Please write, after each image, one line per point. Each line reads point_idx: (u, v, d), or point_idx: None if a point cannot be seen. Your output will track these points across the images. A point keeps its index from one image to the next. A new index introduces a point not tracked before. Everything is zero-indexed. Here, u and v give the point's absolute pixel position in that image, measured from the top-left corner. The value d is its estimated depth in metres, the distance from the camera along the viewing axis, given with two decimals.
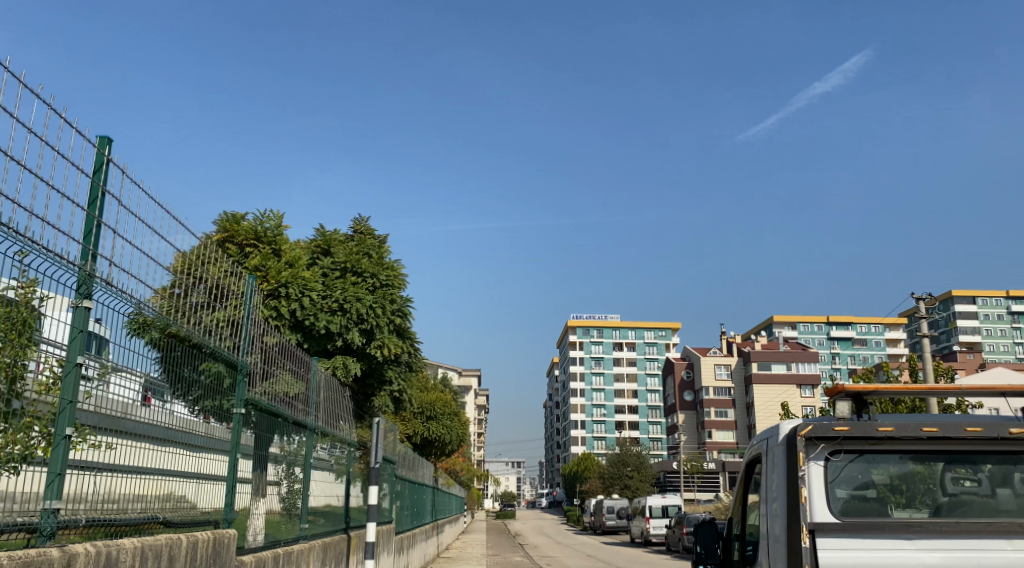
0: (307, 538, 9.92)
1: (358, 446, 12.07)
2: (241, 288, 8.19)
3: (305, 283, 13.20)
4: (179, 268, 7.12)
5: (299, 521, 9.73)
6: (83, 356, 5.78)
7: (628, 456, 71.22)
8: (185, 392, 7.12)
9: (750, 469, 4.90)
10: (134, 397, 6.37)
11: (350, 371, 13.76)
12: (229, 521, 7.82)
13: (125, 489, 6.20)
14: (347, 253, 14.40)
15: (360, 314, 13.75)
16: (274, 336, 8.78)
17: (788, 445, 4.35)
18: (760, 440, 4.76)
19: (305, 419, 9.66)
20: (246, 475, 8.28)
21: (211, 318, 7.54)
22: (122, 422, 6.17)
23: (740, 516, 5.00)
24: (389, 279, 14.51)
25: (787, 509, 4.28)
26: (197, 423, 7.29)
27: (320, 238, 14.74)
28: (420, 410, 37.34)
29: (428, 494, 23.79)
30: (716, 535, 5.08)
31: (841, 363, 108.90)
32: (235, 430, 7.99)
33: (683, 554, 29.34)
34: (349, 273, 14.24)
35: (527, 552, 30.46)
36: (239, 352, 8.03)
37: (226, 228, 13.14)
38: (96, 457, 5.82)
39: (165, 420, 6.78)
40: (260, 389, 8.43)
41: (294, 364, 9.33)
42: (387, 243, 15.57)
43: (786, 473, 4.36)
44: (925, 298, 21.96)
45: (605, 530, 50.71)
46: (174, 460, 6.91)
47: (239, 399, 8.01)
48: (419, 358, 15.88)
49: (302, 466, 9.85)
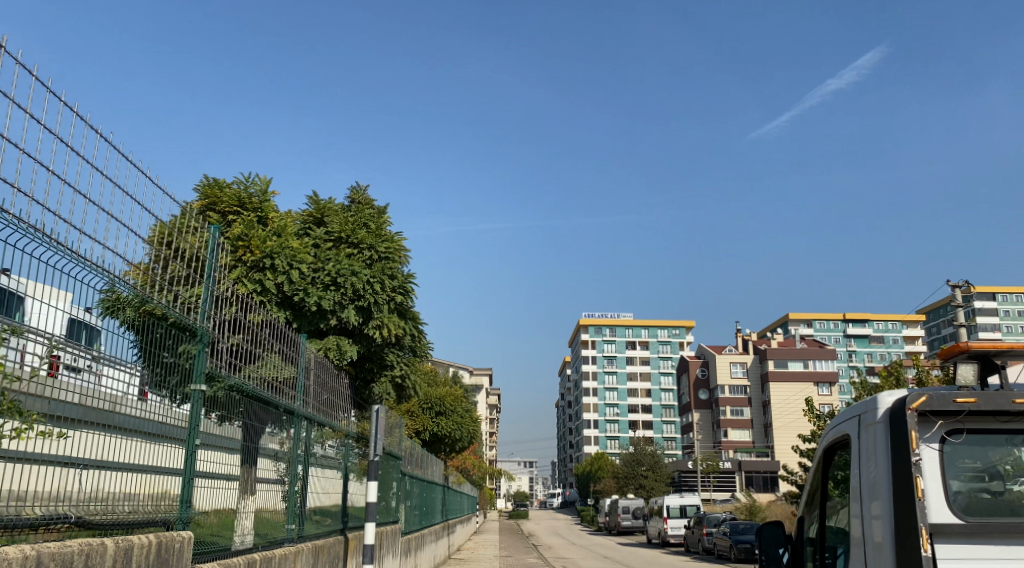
0: (293, 540, 8.82)
1: (358, 438, 11.19)
2: (211, 247, 7.16)
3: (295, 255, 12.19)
4: (156, 238, 6.31)
5: (285, 521, 8.64)
6: (67, 345, 5.30)
7: (642, 456, 70.03)
8: (166, 379, 6.35)
9: (834, 454, 3.98)
10: (125, 388, 5.85)
11: (345, 353, 12.95)
12: (184, 523, 6.58)
13: (115, 486, 5.67)
14: (342, 223, 13.69)
15: (356, 290, 13.02)
16: (254, 306, 7.75)
17: (893, 422, 3.44)
18: (849, 420, 3.84)
19: (294, 407, 8.74)
20: (232, 469, 7.45)
21: (188, 293, 6.69)
22: (111, 416, 5.65)
23: (818, 514, 4.11)
24: (388, 251, 13.71)
25: (893, 508, 3.35)
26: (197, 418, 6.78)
27: (314, 208, 14.02)
28: (429, 406, 36.61)
29: (437, 493, 22.99)
30: (781, 537, 4.18)
31: (859, 360, 107.61)
32: (195, 410, 6.75)
33: (702, 556, 28.41)
34: (344, 244, 13.52)
35: (540, 552, 29.58)
36: (206, 319, 6.95)
37: (207, 196, 12.09)
38: (80, 452, 5.30)
39: (159, 414, 6.26)
40: (235, 367, 7.36)
41: (283, 344, 8.44)
42: (387, 213, 14.67)
43: (889, 459, 3.45)
44: (961, 286, 20.86)
45: (620, 531, 49.72)
46: (162, 457, 6.27)
47: (197, 372, 6.80)
48: (424, 344, 15.11)
49: (295, 457, 8.95)
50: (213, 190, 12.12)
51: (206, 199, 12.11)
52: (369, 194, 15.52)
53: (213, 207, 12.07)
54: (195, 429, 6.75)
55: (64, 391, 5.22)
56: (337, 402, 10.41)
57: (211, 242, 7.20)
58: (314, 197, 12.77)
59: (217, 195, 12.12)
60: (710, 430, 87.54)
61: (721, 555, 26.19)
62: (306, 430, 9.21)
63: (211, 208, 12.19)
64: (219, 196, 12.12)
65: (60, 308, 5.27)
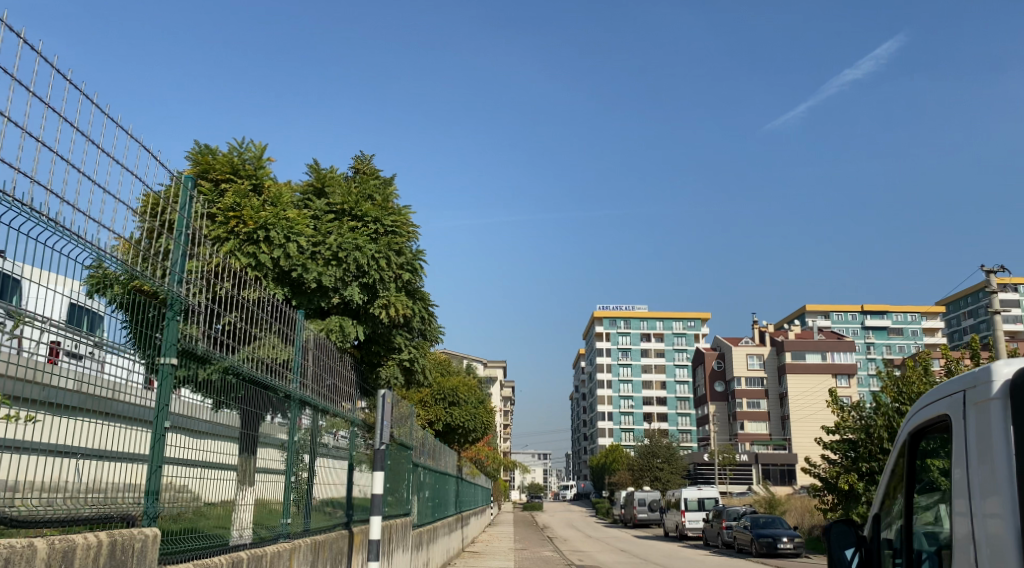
0: (289, 536, 8.11)
1: (363, 425, 10.62)
2: (183, 200, 6.37)
3: (293, 227, 11.71)
4: (143, 208, 5.71)
5: (281, 514, 7.96)
6: (69, 333, 4.92)
7: (658, 448, 69.45)
8: (158, 364, 5.84)
9: (929, 434, 3.38)
10: (126, 376, 5.47)
11: (348, 333, 12.51)
12: (151, 520, 5.69)
13: (116, 477, 5.33)
14: (344, 194, 13.11)
15: (361, 266, 12.44)
16: (247, 281, 7.07)
17: (1012, 399, 2.82)
18: (952, 395, 3.21)
19: (294, 391, 8.13)
20: (229, 459, 6.90)
21: (180, 270, 6.16)
22: (110, 404, 5.27)
23: (906, 506, 3.53)
24: (395, 225, 13.15)
25: (1016, 505, 2.73)
26: (201, 408, 6.41)
27: (315, 179, 13.46)
28: (442, 395, 36.26)
29: (451, 485, 22.46)
30: (855, 536, 3.58)
31: (877, 352, 106.47)
32: (164, 387, 5.90)
33: (721, 550, 27.82)
34: (348, 217, 12.99)
35: (555, 546, 29.03)
36: (181, 280, 6.15)
37: (199, 164, 11.69)
38: (81, 441, 4.93)
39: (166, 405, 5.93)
40: (217, 339, 6.59)
41: (280, 324, 7.81)
42: (392, 184, 14.15)
43: (1006, 444, 2.82)
44: (995, 274, 20.23)
45: (636, 524, 49.20)
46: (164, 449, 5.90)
47: (168, 344, 5.96)
48: (433, 326, 14.65)
49: (296, 446, 8.36)
50: (206, 158, 11.71)
51: (199, 166, 11.73)
52: (374, 164, 14.98)
53: (206, 174, 11.69)
54: (164, 408, 5.91)
55: (63, 378, 4.83)
56: (341, 389, 9.78)
57: (181, 192, 6.39)
58: (313, 166, 12.26)
59: (210, 162, 11.73)
60: (726, 423, 86.72)
61: (741, 549, 25.66)
62: (307, 418, 8.64)
63: (203, 175, 11.79)
64: (211, 163, 11.72)
65: (62, 291, 4.89)
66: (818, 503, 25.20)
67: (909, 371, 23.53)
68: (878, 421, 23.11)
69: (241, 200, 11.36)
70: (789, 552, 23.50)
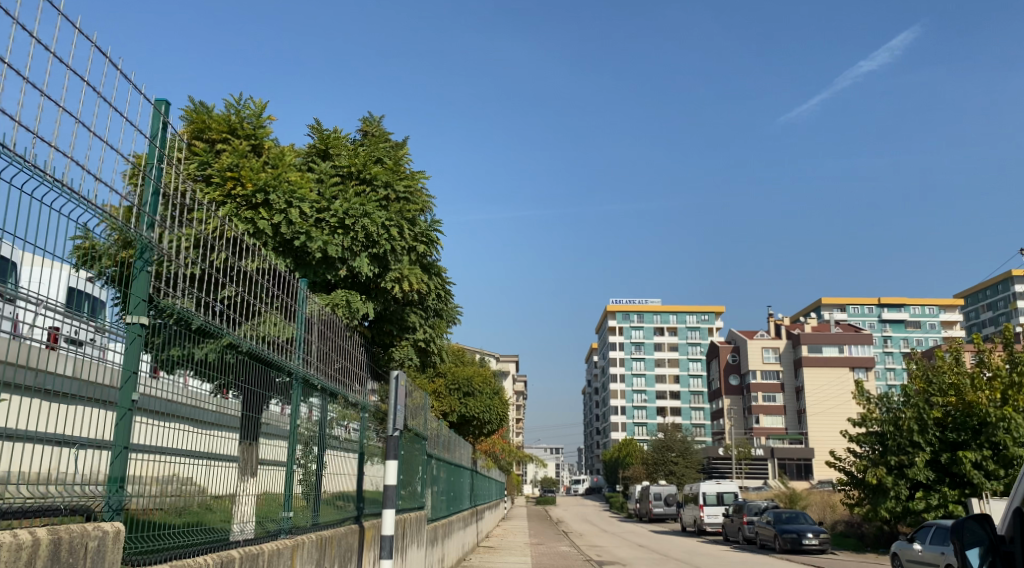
0: (291, 531, 7.44)
1: (374, 409, 10.02)
2: (157, 131, 5.54)
3: (294, 190, 11.11)
4: (134, 174, 5.19)
5: (283, 506, 7.30)
6: (70, 318, 4.47)
7: (672, 442, 68.64)
8: (150, 341, 5.30)
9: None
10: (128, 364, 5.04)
11: (355, 309, 11.98)
12: (114, 512, 4.87)
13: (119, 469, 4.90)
14: (351, 157, 12.55)
15: (370, 235, 11.82)
16: (246, 247, 6.44)
17: None
18: None
19: (302, 373, 7.55)
20: (230, 450, 6.31)
21: (172, 239, 5.55)
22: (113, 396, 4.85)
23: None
24: (407, 191, 12.60)
25: None
26: (207, 396, 5.94)
27: (320, 141, 12.87)
28: (455, 385, 35.66)
29: (466, 477, 21.88)
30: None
31: (895, 346, 105.42)
32: (132, 351, 5.06)
33: (743, 545, 27.19)
34: (356, 181, 12.45)
35: (572, 541, 28.39)
36: (153, 224, 5.35)
37: (194, 124, 11.31)
38: (79, 430, 4.54)
39: (167, 393, 5.48)
40: (210, 306, 5.92)
41: (282, 296, 7.15)
42: (403, 146, 13.52)
43: None
44: None
45: (651, 519, 48.54)
46: (168, 438, 5.46)
47: (137, 300, 5.12)
48: (447, 304, 14.15)
49: (304, 433, 7.82)
50: (202, 117, 11.33)
51: (194, 125, 11.35)
52: (383, 126, 14.38)
53: (202, 133, 11.30)
54: (132, 376, 5.06)
55: (60, 365, 4.33)
56: (350, 372, 9.15)
57: (153, 118, 5.56)
58: (315, 126, 11.72)
59: (206, 121, 11.34)
60: (740, 417, 85.75)
61: (764, 545, 24.99)
62: (314, 403, 8.05)
63: (199, 135, 11.39)
64: (207, 122, 11.33)
65: (64, 272, 4.44)
66: (844, 497, 24.51)
67: (940, 361, 22.89)
68: (907, 413, 22.41)
69: (239, 161, 10.93)
70: (813, 548, 22.82)
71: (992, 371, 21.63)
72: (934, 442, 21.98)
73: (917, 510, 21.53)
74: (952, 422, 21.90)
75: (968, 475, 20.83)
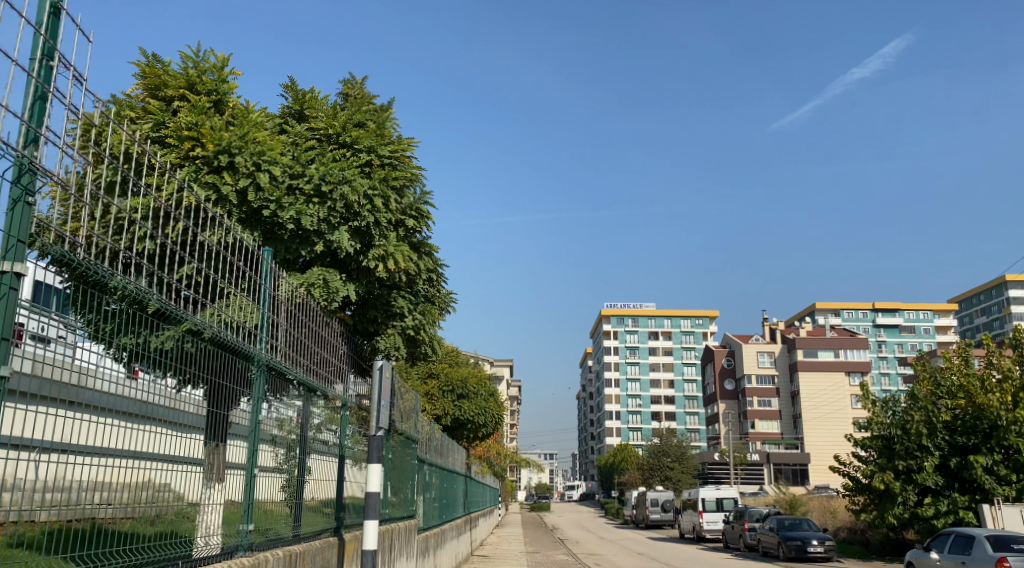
0: (251, 548, 6.40)
1: (354, 403, 9.21)
2: (45, 21, 4.55)
3: (262, 152, 10.38)
4: (75, 129, 4.58)
5: (243, 518, 6.28)
6: None
7: (668, 447, 67.92)
8: (103, 327, 4.59)
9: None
10: (78, 356, 4.43)
11: (334, 290, 11.22)
12: None
13: (80, 475, 4.35)
14: (328, 120, 11.94)
15: (351, 206, 11.11)
16: (210, 216, 5.72)
17: None
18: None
19: (274, 360, 6.76)
20: (196, 455, 5.50)
21: (125, 203, 4.81)
22: (74, 390, 4.37)
23: None
24: (391, 157, 11.89)
25: None
26: (180, 392, 5.28)
27: (295, 102, 12.39)
28: (449, 388, 34.87)
29: (460, 482, 21.13)
30: None
31: (889, 351, 104.85)
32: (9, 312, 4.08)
33: (744, 552, 26.47)
34: (338, 146, 11.80)
35: (570, 549, 27.71)
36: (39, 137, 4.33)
37: (150, 81, 10.72)
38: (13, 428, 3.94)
39: (137, 389, 4.86)
40: (165, 285, 5.16)
41: (247, 274, 6.34)
42: (389, 108, 12.79)
43: None
44: None
45: (648, 525, 47.74)
46: (140, 441, 4.85)
47: (10, 240, 4.15)
48: (437, 290, 13.49)
49: (285, 429, 7.10)
50: (156, 71, 10.74)
51: (150, 83, 10.79)
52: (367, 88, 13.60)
53: (158, 90, 10.77)
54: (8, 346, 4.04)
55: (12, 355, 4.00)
56: (330, 366, 8.39)
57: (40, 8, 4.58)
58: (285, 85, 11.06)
59: (161, 77, 10.75)
60: (736, 422, 85.14)
61: (766, 552, 24.29)
62: (288, 400, 7.19)
63: (156, 92, 10.83)
64: (163, 78, 10.74)
65: None
66: (848, 503, 23.82)
67: (947, 362, 22.22)
68: (915, 416, 21.73)
69: (198, 120, 10.33)
70: (818, 556, 22.04)
71: (1002, 373, 20.90)
72: (942, 446, 21.35)
73: (926, 516, 20.82)
74: (962, 425, 21.26)
75: (978, 480, 20.14)
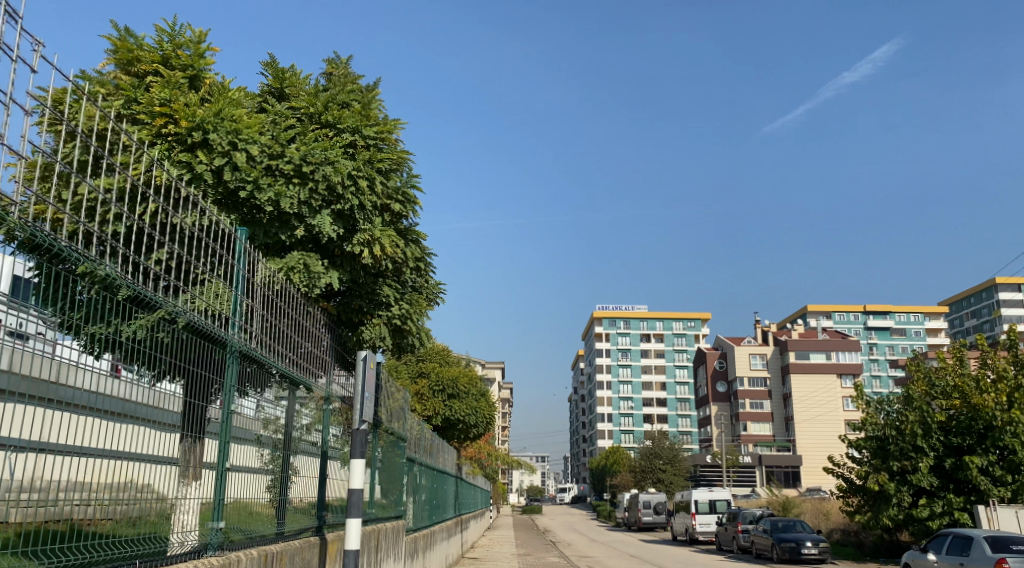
0: (223, 548, 6.04)
1: (338, 394, 8.92)
2: None
3: (238, 130, 10.16)
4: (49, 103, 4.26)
5: (215, 516, 5.93)
6: None
7: (660, 449, 67.69)
8: (77, 317, 4.31)
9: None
10: (55, 349, 4.14)
11: (315, 274, 10.96)
12: None
13: (59, 475, 4.10)
14: (311, 99, 11.72)
15: (334, 186, 10.87)
16: (184, 199, 5.44)
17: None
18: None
19: (251, 347, 6.47)
20: (175, 450, 5.22)
21: (100, 184, 4.52)
22: (50, 387, 4.08)
23: None
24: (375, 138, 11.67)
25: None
26: (159, 384, 5.01)
27: (276, 80, 12.11)
28: (439, 388, 34.57)
29: (450, 484, 20.79)
30: None
31: (880, 353, 105.03)
32: None
33: (738, 554, 26.25)
34: (323, 127, 11.56)
35: (562, 551, 27.42)
36: None
37: (123, 55, 10.43)
38: None
39: (115, 384, 4.58)
40: (140, 270, 4.90)
41: (222, 257, 6.06)
42: (373, 86, 12.58)
43: None
44: None
45: (640, 527, 47.53)
46: (120, 438, 4.59)
47: None
48: (424, 280, 13.25)
49: (268, 420, 6.82)
50: (128, 45, 10.47)
51: (123, 58, 10.52)
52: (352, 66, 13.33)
53: (131, 65, 10.51)
54: None
55: None
56: (313, 356, 8.12)
57: None
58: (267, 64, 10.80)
59: (134, 51, 10.48)
60: (727, 424, 85.02)
61: (760, 553, 24.09)
62: (272, 395, 6.92)
63: (128, 67, 10.56)
64: (136, 52, 10.47)
65: None
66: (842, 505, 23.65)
67: (941, 363, 22.05)
68: (910, 417, 21.55)
69: (172, 96, 10.10)
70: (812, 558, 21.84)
71: (997, 373, 20.78)
72: (938, 447, 21.19)
73: (921, 517, 20.65)
74: (956, 426, 21.15)
75: (974, 481, 19.98)
